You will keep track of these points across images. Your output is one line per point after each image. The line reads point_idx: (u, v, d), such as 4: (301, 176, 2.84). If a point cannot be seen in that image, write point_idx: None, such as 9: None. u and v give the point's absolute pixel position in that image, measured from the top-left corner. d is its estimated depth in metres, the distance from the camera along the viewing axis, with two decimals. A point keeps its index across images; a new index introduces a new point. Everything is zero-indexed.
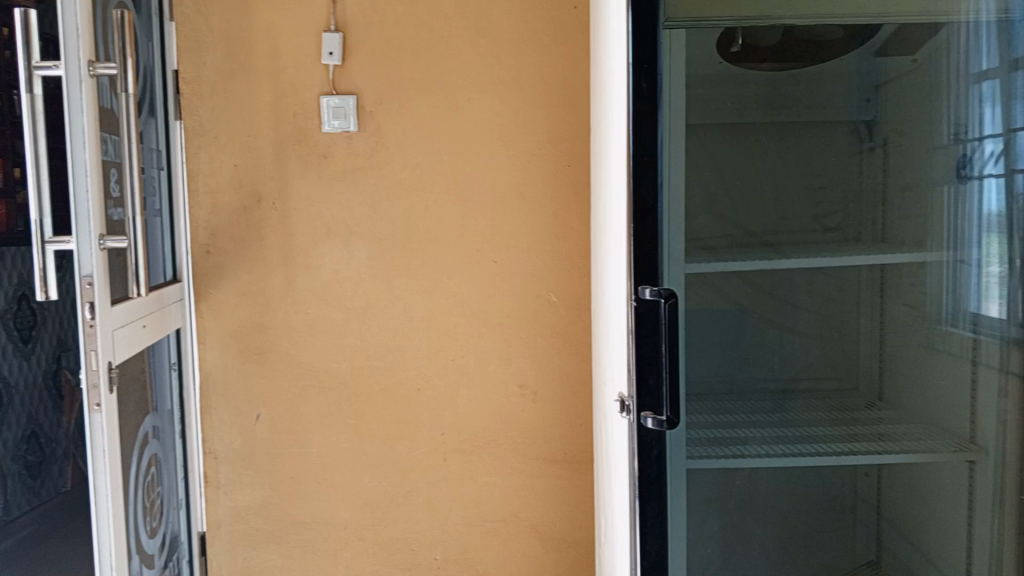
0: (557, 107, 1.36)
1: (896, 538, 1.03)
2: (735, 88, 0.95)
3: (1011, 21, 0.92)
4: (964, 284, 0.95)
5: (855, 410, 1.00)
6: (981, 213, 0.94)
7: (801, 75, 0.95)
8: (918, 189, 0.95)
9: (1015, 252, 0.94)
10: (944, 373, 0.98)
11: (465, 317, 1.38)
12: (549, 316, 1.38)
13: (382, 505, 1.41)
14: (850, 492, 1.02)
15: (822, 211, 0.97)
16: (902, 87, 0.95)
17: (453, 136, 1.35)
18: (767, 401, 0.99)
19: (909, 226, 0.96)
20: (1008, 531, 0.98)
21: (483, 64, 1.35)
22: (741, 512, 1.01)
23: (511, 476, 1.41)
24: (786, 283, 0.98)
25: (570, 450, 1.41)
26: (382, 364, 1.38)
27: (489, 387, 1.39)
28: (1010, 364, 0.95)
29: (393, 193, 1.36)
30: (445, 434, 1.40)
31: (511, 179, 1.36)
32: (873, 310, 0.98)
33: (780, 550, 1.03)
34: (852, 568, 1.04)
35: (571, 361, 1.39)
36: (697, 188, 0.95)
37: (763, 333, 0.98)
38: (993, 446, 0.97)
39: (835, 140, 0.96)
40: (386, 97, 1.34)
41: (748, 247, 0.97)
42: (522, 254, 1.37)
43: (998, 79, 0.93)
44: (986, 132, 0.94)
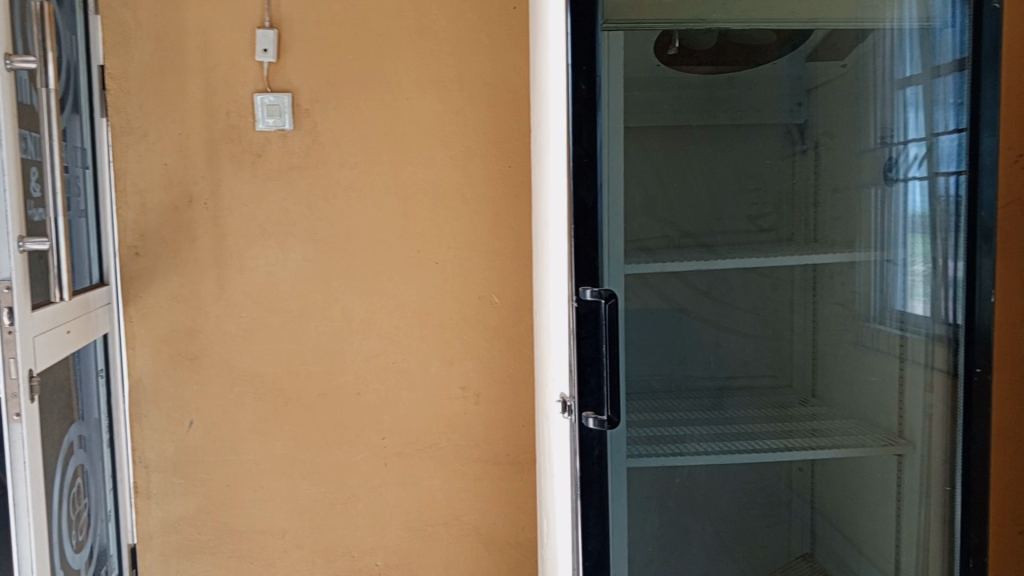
0: (496, 108, 1.36)
1: (829, 530, 1.07)
2: (673, 91, 0.95)
3: (932, 29, 0.95)
4: (890, 283, 1.00)
5: (789, 407, 1.03)
6: (907, 214, 0.99)
7: (735, 78, 0.97)
8: (847, 191, 0.99)
9: (938, 252, 0.98)
10: (874, 368, 1.02)
11: (405, 320, 1.38)
12: (489, 317, 1.39)
13: (321, 512, 1.40)
14: (786, 487, 1.05)
15: (756, 213, 0.99)
16: (831, 92, 0.99)
17: (393, 137, 1.35)
18: (705, 399, 1.01)
19: (840, 227, 1.00)
20: (934, 521, 1.01)
21: (422, 64, 1.34)
22: (681, 509, 1.03)
23: (452, 479, 1.41)
24: (721, 284, 1.00)
25: (512, 451, 1.42)
26: (320, 369, 1.38)
27: (430, 389, 1.39)
28: (936, 361, 0.99)
29: (331, 195, 1.35)
30: (386, 438, 1.40)
31: (450, 180, 1.36)
32: (806, 309, 1.02)
33: (719, 547, 1.05)
34: (789, 561, 1.07)
35: (512, 362, 1.40)
36: (635, 189, 0.95)
37: (700, 333, 1.00)
38: (920, 440, 1.01)
39: (769, 143, 0.99)
40: (323, 95, 1.33)
41: (684, 248, 0.98)
42: (461, 256, 1.38)
43: (920, 85, 0.97)
44: (910, 136, 0.98)
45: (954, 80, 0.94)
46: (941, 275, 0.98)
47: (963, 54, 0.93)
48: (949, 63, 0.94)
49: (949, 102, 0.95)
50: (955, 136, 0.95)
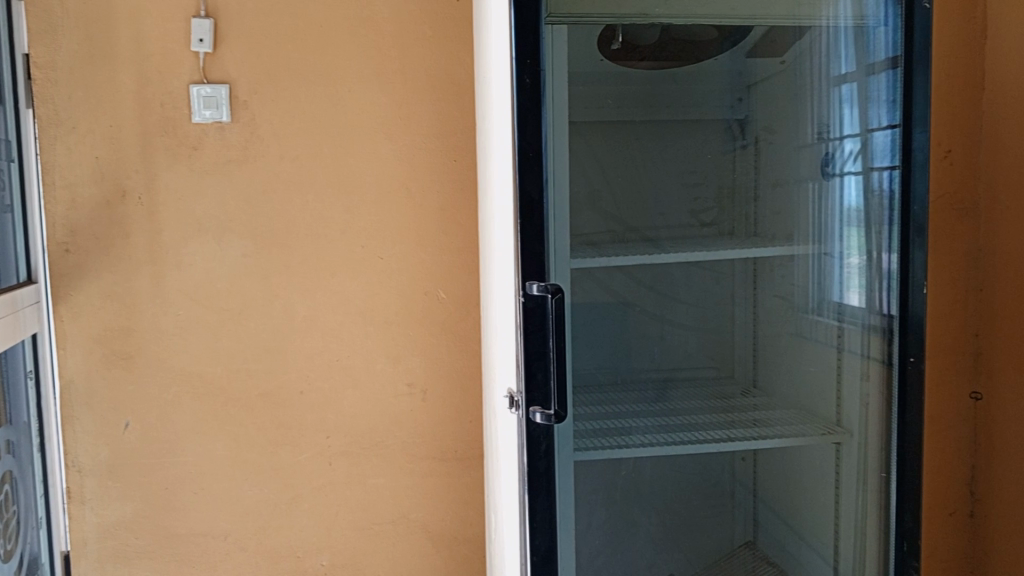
0: (441, 101, 1.35)
1: (771, 517, 1.11)
2: (618, 86, 0.96)
3: (867, 28, 0.97)
4: (826, 275, 1.03)
5: (731, 398, 1.07)
6: (842, 208, 1.01)
7: (679, 72, 0.99)
8: (786, 185, 1.03)
9: (872, 245, 1.00)
10: (812, 359, 1.06)
11: (349, 317, 1.36)
12: (435, 312, 1.38)
13: (264, 513, 1.37)
14: (729, 476, 1.09)
15: (699, 207, 1.01)
16: (769, 88, 1.02)
17: (335, 131, 1.33)
18: (649, 391, 1.03)
19: (780, 222, 1.04)
20: (870, 506, 1.04)
21: (364, 56, 1.32)
22: (627, 502, 1.04)
23: (399, 477, 1.40)
24: (665, 278, 1.02)
25: (459, 447, 1.41)
26: (262, 367, 1.35)
27: (375, 386, 1.38)
28: (871, 351, 1.02)
29: (271, 189, 1.32)
30: (330, 437, 1.37)
31: (394, 174, 1.34)
32: (746, 301, 1.05)
33: (664, 537, 1.07)
34: (733, 550, 1.10)
35: (459, 358, 1.39)
36: (580, 183, 0.95)
37: (645, 326, 1.02)
38: (856, 428, 1.04)
39: (710, 138, 1.01)
40: (262, 86, 1.30)
41: (629, 242, 0.99)
42: (406, 251, 1.36)
43: (855, 83, 0.99)
44: (846, 132, 1.00)
45: (887, 78, 0.96)
46: (875, 267, 1.00)
47: (896, 52, 0.95)
48: (883, 62, 0.96)
49: (883, 100, 0.97)
50: (888, 131, 0.97)
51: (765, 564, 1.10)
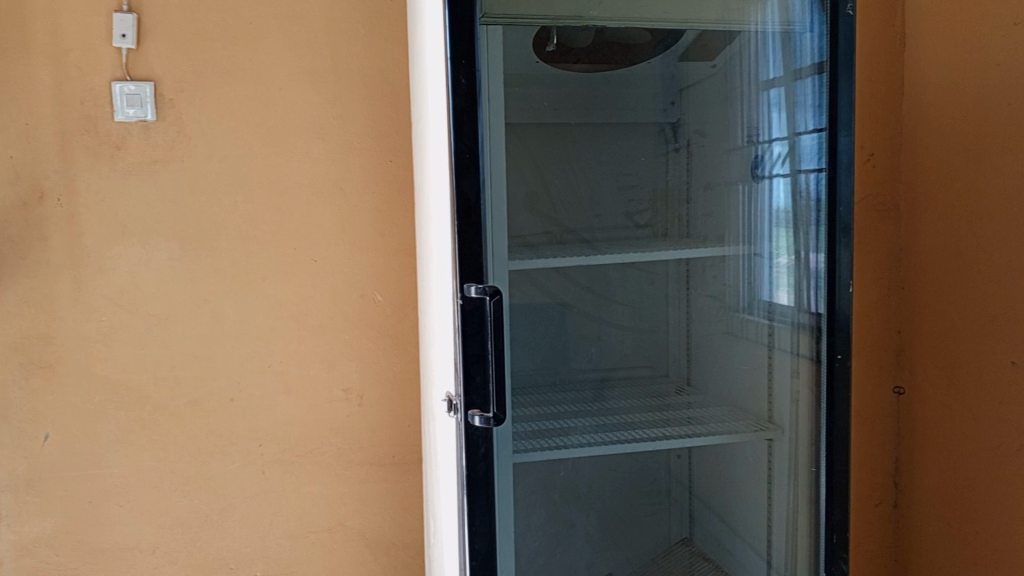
0: (376, 101, 1.33)
1: (706, 513, 1.16)
2: (552, 88, 0.97)
3: (792, 33, 0.98)
4: (756, 276, 1.07)
5: (665, 395, 1.12)
6: (771, 209, 1.04)
7: (613, 76, 1.02)
8: (718, 188, 1.07)
9: (800, 245, 1.00)
10: (745, 356, 1.10)
11: (282, 321, 1.33)
12: (372, 316, 1.36)
13: (194, 524, 1.33)
14: (666, 473, 1.13)
15: (633, 209, 1.05)
16: (701, 92, 1.06)
17: (266, 131, 1.29)
18: (588, 392, 1.06)
19: (712, 223, 1.08)
20: (801, 500, 1.04)
21: (296, 55, 1.29)
22: (565, 502, 1.06)
23: (336, 484, 1.37)
24: (601, 279, 1.04)
25: (397, 452, 1.39)
26: (191, 374, 1.31)
27: (311, 392, 1.35)
28: (800, 349, 1.02)
29: (200, 190, 1.28)
30: (264, 445, 1.34)
31: (327, 175, 1.32)
32: (680, 301, 1.09)
33: (601, 535, 1.10)
34: (670, 546, 1.14)
35: (396, 361, 1.37)
36: (518, 185, 0.95)
37: (582, 327, 1.04)
38: (787, 425, 1.05)
39: (644, 141, 1.05)
40: (188, 84, 1.26)
41: (566, 243, 1.00)
42: (341, 254, 1.34)
43: (782, 87, 1.00)
44: (774, 136, 1.02)
45: (814, 82, 0.96)
46: (803, 266, 1.00)
47: (821, 58, 0.95)
48: (809, 67, 0.96)
49: (809, 104, 0.97)
50: (815, 135, 0.97)
51: (702, 560, 1.15)
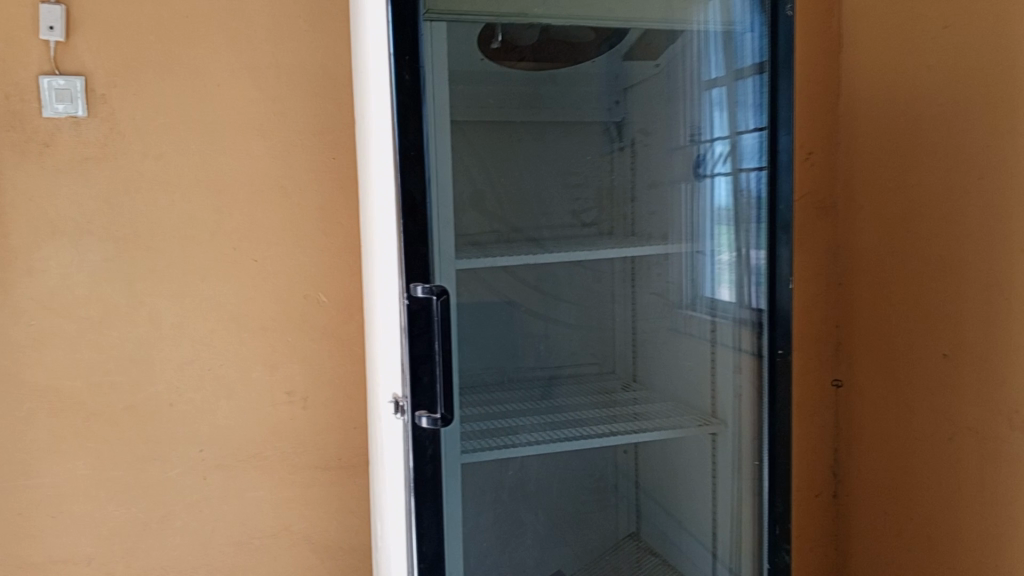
0: (318, 98, 1.30)
1: (653, 507, 1.20)
2: (499, 85, 0.98)
3: (734, 33, 0.97)
4: (700, 273, 1.08)
5: (612, 392, 1.15)
6: (714, 207, 1.04)
7: (558, 74, 1.04)
8: (661, 186, 1.10)
9: (741, 242, 1.00)
10: (689, 352, 1.11)
11: (222, 323, 1.29)
12: (315, 316, 1.33)
13: (132, 533, 1.29)
14: (614, 469, 1.17)
15: (579, 208, 1.07)
16: (645, 91, 1.09)
17: (203, 127, 1.26)
18: (536, 389, 1.08)
19: (655, 222, 1.11)
20: (745, 494, 1.05)
21: (235, 50, 1.26)
22: (514, 501, 1.07)
23: (280, 488, 1.34)
24: (550, 278, 1.06)
25: (343, 455, 1.37)
26: (127, 379, 1.26)
27: (253, 395, 1.32)
28: (742, 344, 1.02)
29: (134, 189, 1.24)
30: (204, 450, 1.30)
31: (268, 173, 1.29)
32: (626, 299, 1.13)
33: (550, 531, 1.12)
34: (618, 542, 1.18)
35: (341, 362, 1.35)
36: (465, 184, 0.94)
37: (531, 325, 1.05)
38: (730, 419, 1.06)
39: (590, 138, 1.07)
40: (121, 79, 1.22)
41: (513, 242, 1.01)
42: (283, 253, 1.31)
43: (724, 86, 1.00)
44: (716, 134, 1.03)
45: (754, 82, 0.96)
46: (743, 262, 1.00)
47: (762, 58, 0.94)
48: (751, 66, 0.96)
49: (750, 103, 0.97)
50: (755, 134, 0.96)
51: (649, 555, 1.18)
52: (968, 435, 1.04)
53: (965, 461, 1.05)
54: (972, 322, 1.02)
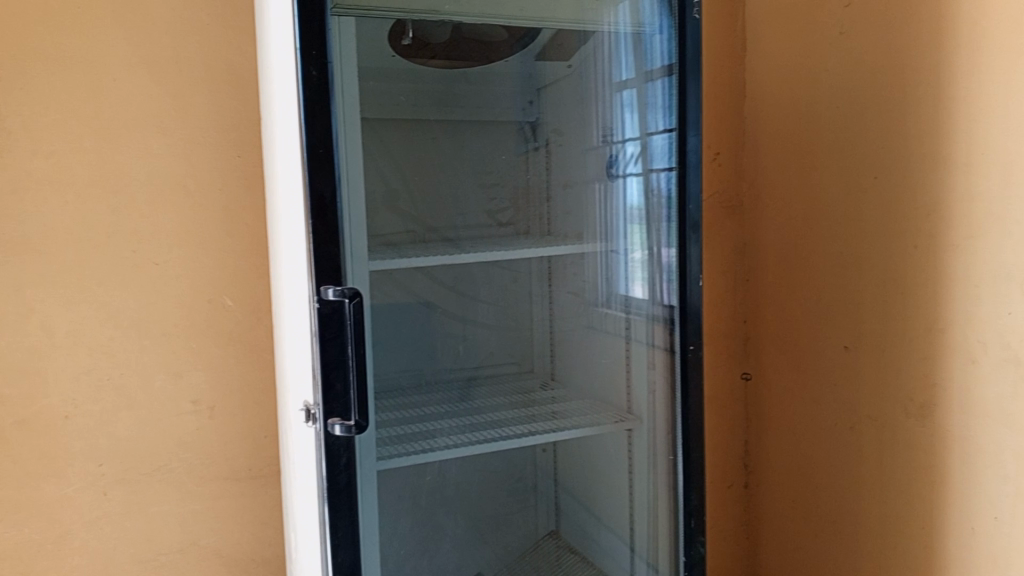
0: (222, 95, 1.25)
1: (572, 503, 1.21)
2: (412, 84, 0.98)
3: (643, 34, 0.97)
4: (614, 271, 1.10)
5: (531, 391, 1.16)
6: (627, 207, 1.05)
7: (471, 73, 1.04)
8: (576, 186, 1.12)
9: (653, 240, 1.01)
10: (605, 349, 1.13)
11: (122, 330, 1.23)
12: (222, 321, 1.28)
13: (25, 556, 1.21)
14: (533, 468, 1.18)
15: (495, 208, 1.09)
16: (559, 91, 1.10)
17: (98, 124, 1.19)
18: (455, 390, 1.08)
19: (571, 221, 1.13)
20: (661, 489, 1.05)
21: (131, 42, 1.20)
22: (432, 505, 1.07)
23: (187, 501, 1.29)
24: (466, 279, 1.07)
25: (254, 464, 1.32)
26: (16, 392, 1.18)
27: (156, 406, 1.26)
28: (655, 340, 1.03)
29: (21, 189, 1.16)
30: (104, 465, 1.24)
31: (170, 172, 1.23)
32: (543, 298, 1.15)
33: (469, 532, 1.13)
34: (538, 540, 1.20)
35: (251, 369, 1.30)
36: (378, 183, 0.93)
37: (449, 326, 1.06)
38: (645, 415, 1.06)
39: (505, 139, 1.09)
40: (6, 72, 1.14)
41: (429, 242, 1.01)
42: (187, 256, 1.25)
43: (635, 88, 1.01)
44: (627, 135, 1.04)
45: (663, 84, 0.96)
46: (655, 261, 1.01)
47: (671, 60, 0.94)
48: (660, 68, 0.96)
49: (659, 105, 0.97)
50: (665, 135, 0.97)
51: (569, 552, 1.20)
52: (867, 423, 1.09)
53: (865, 449, 1.09)
54: (873, 314, 1.07)
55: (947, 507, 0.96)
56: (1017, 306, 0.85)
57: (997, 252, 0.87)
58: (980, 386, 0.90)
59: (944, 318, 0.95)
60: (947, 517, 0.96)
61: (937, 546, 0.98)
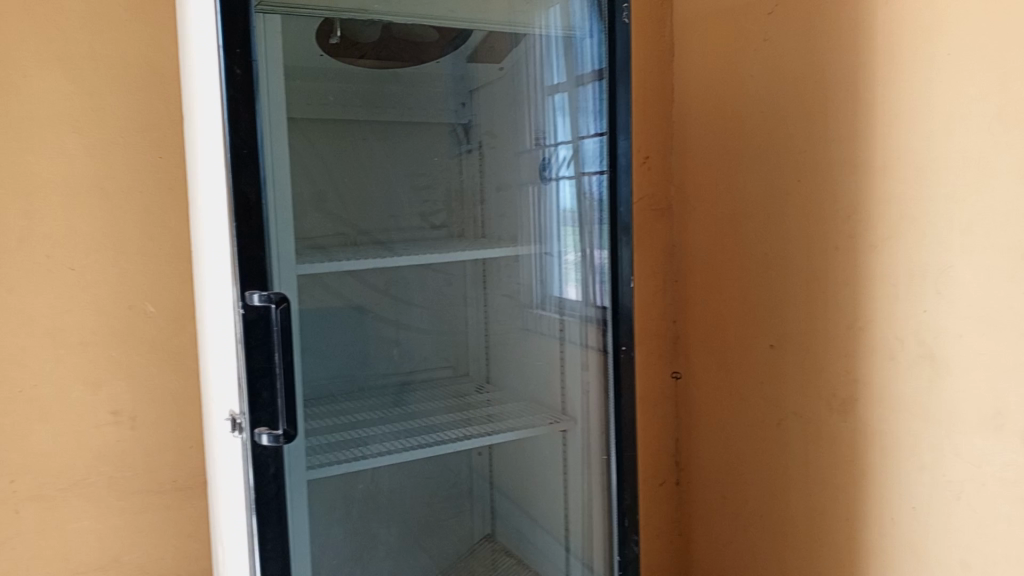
0: (142, 93, 1.20)
1: (508, 506, 1.21)
2: (340, 83, 0.96)
3: (574, 38, 0.98)
4: (547, 273, 1.10)
5: (466, 395, 1.15)
6: (559, 209, 1.06)
7: (401, 74, 1.03)
8: (509, 188, 1.12)
9: (585, 243, 1.02)
10: (539, 351, 1.13)
11: (35, 339, 1.17)
12: (144, 328, 1.23)
13: None
14: (467, 472, 1.18)
15: (428, 210, 1.08)
16: (490, 93, 1.10)
17: (6, 123, 1.13)
18: (388, 396, 1.08)
19: (504, 224, 1.13)
20: (595, 489, 1.06)
21: (43, 37, 1.14)
22: (365, 513, 1.06)
23: (108, 516, 1.23)
24: (399, 282, 1.06)
25: (179, 476, 1.27)
26: None
27: (73, 418, 1.20)
28: (589, 341, 1.03)
29: None
30: (16, 481, 1.17)
31: (87, 173, 1.18)
32: (478, 301, 1.15)
33: (404, 539, 1.12)
34: (473, 545, 1.20)
35: (174, 378, 1.26)
36: (305, 184, 0.91)
37: (382, 330, 1.05)
38: (579, 416, 1.07)
39: (437, 141, 1.08)
40: None
41: (360, 245, 0.99)
42: (105, 261, 1.20)
43: (566, 92, 1.02)
44: (559, 139, 1.04)
45: (594, 88, 0.97)
46: (588, 262, 1.01)
47: (601, 65, 0.95)
48: (590, 72, 0.97)
49: (590, 109, 0.98)
50: (597, 139, 0.97)
51: (504, 556, 1.20)
52: (793, 419, 1.12)
53: (791, 444, 1.12)
54: (796, 314, 1.10)
55: (868, 500, 1.00)
56: (931, 305, 0.89)
57: (913, 253, 0.91)
58: (898, 382, 0.94)
59: (864, 317, 0.98)
60: (869, 510, 1.00)
61: (859, 537, 1.01)
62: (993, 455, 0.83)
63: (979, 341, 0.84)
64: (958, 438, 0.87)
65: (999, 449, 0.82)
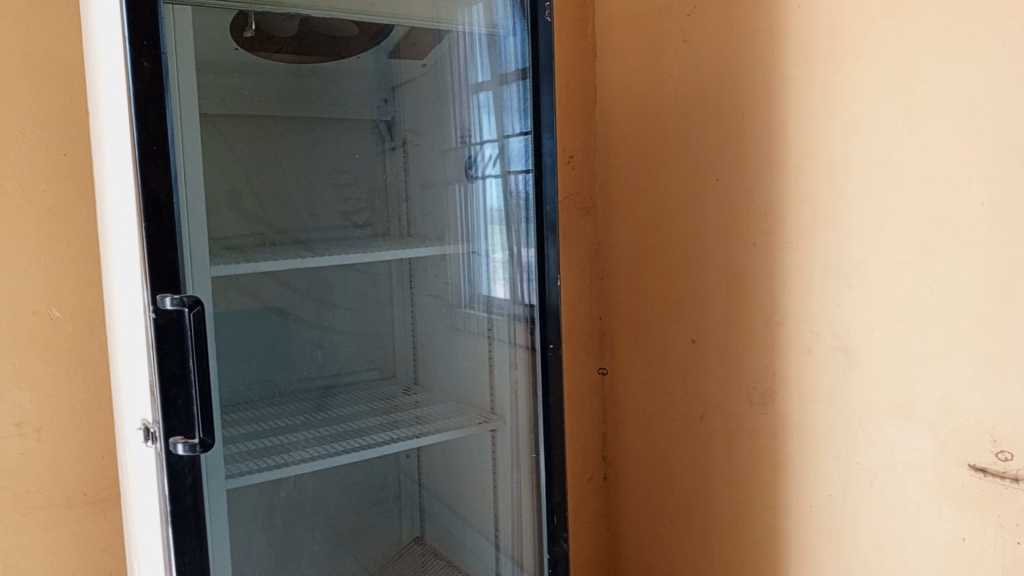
0: (45, 87, 1.13)
1: (437, 507, 1.20)
2: (255, 79, 0.94)
3: (498, 36, 0.97)
4: (475, 271, 1.09)
5: (393, 397, 1.14)
6: (486, 208, 1.05)
7: (320, 69, 1.01)
8: (434, 186, 1.11)
9: (513, 242, 1.01)
10: (467, 350, 1.12)
11: None
12: (49, 335, 1.17)
13: None
14: (395, 475, 1.17)
15: (350, 209, 1.06)
16: (412, 89, 1.08)
17: None
18: (312, 399, 1.05)
19: (430, 222, 1.12)
20: (524, 487, 1.06)
21: None
22: (288, 521, 1.04)
23: (12, 534, 1.16)
24: (321, 283, 1.04)
25: (90, 488, 1.21)
26: None
27: None
28: (517, 339, 1.03)
29: None
30: None
31: None
32: (404, 301, 1.13)
33: (329, 546, 1.10)
34: (401, 548, 1.19)
35: (83, 386, 1.20)
36: (219, 182, 0.88)
37: (304, 333, 1.03)
38: (507, 415, 1.07)
39: (360, 138, 1.06)
40: None
41: (279, 245, 0.97)
42: (5, 264, 1.13)
43: (490, 91, 1.01)
44: (485, 137, 1.04)
45: (518, 87, 0.96)
46: (516, 261, 1.01)
47: (525, 64, 0.95)
48: (514, 71, 0.97)
49: (515, 109, 0.98)
50: (522, 138, 0.97)
51: (434, 558, 1.18)
52: (716, 412, 1.14)
53: (714, 437, 1.15)
54: (715, 310, 1.13)
55: (788, 489, 1.03)
56: (844, 299, 0.92)
57: (828, 249, 0.94)
58: (814, 375, 0.97)
59: (782, 311, 1.01)
60: (789, 499, 1.03)
61: (781, 525, 1.04)
62: (902, 442, 0.87)
63: (889, 333, 0.87)
64: (870, 427, 0.91)
65: (908, 435, 0.86)
